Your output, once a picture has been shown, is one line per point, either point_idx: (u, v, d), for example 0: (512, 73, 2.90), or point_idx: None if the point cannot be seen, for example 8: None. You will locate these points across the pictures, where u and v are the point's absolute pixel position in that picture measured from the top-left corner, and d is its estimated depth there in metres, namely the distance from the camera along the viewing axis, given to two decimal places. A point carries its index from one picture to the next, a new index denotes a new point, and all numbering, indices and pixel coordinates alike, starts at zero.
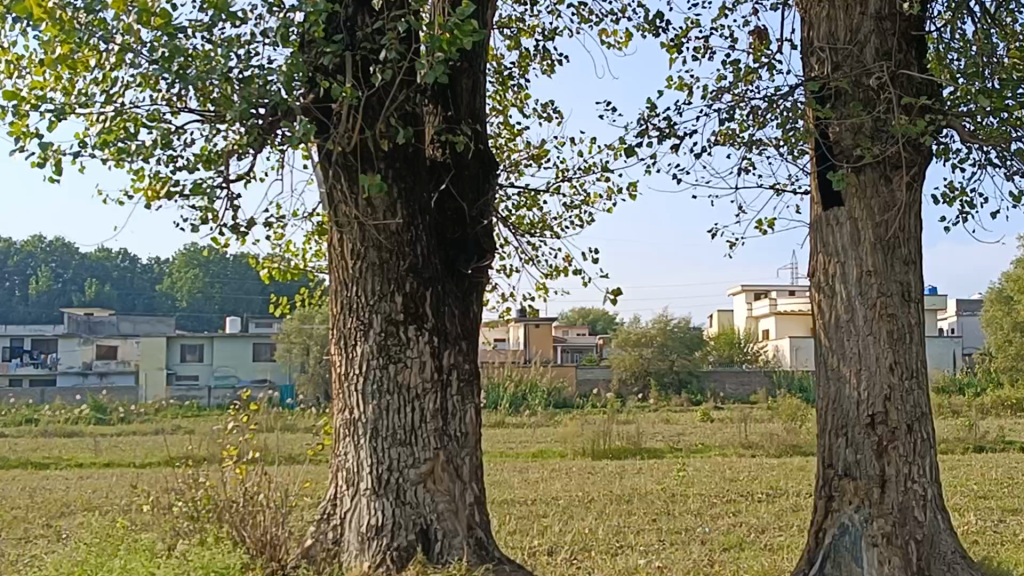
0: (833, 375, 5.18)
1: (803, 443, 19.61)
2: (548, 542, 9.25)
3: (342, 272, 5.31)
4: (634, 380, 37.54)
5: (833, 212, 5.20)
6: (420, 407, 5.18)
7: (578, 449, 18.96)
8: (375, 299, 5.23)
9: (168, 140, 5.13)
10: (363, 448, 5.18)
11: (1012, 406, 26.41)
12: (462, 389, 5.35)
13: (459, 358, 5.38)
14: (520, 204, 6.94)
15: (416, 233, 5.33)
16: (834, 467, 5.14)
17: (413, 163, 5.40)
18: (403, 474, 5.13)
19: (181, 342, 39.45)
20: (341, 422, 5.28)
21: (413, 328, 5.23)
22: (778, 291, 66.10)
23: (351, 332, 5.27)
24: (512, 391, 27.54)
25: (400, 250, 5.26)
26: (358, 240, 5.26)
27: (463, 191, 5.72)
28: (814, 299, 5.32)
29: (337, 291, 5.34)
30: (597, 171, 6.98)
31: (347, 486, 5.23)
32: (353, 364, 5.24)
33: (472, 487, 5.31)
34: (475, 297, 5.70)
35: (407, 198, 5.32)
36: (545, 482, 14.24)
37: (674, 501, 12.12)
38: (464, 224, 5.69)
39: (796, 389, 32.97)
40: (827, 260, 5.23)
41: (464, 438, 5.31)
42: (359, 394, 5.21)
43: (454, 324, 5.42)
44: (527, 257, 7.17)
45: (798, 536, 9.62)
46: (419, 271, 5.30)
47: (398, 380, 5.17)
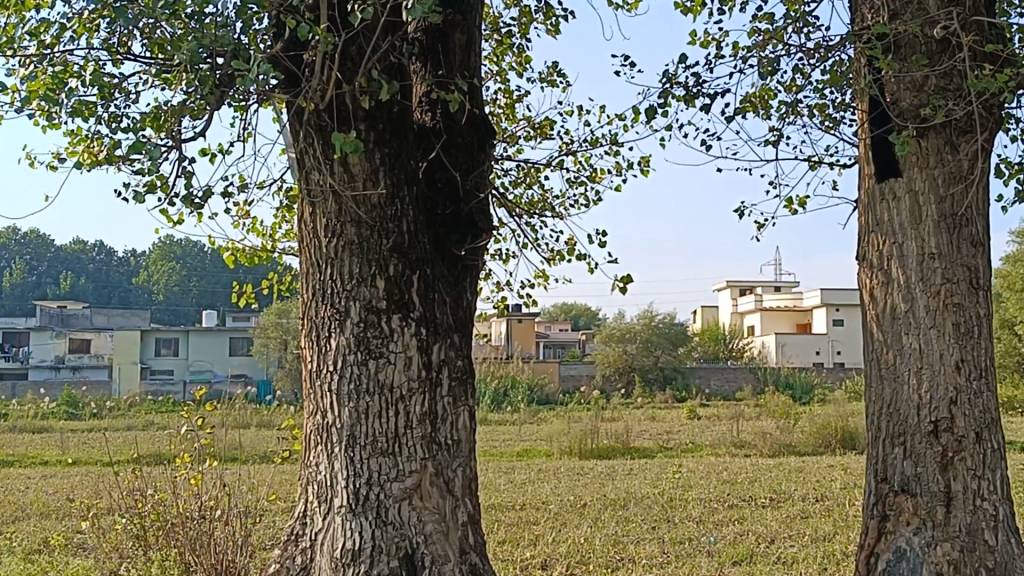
0: (889, 375, 4.44)
1: (798, 443, 18.91)
2: (542, 554, 8.49)
3: (314, 251, 4.54)
4: (618, 376, 36.84)
5: (888, 185, 4.47)
6: (405, 411, 4.40)
7: (564, 449, 18.19)
8: (353, 283, 4.44)
9: (109, 95, 4.36)
10: (339, 459, 4.41)
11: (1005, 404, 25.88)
12: (455, 390, 4.59)
13: (451, 353, 4.61)
14: (518, 179, 6.18)
15: (402, 207, 4.56)
16: (890, 483, 4.41)
17: (398, 124, 4.62)
18: (384, 490, 4.36)
19: (156, 335, 38.54)
20: (312, 427, 4.52)
21: (397, 317, 4.45)
22: (760, 287, 65.49)
23: (324, 323, 4.50)
24: (494, 388, 26.76)
25: (383, 227, 4.48)
26: (333, 214, 4.48)
27: (455, 159, 4.97)
28: (864, 285, 4.58)
29: (309, 274, 4.57)
30: (605, 143, 6.24)
31: (320, 502, 4.46)
32: (327, 359, 4.47)
33: (464, 504, 4.56)
34: (469, 283, 4.94)
35: (391, 165, 4.54)
36: (533, 484, 13.47)
37: (672, 505, 11.40)
38: (457, 198, 4.93)
39: (783, 386, 32.32)
40: (881, 240, 4.49)
41: (456, 447, 4.56)
42: (334, 395, 4.44)
43: (445, 313, 4.65)
44: (525, 241, 6.41)
45: (812, 547, 8.91)
46: (405, 251, 4.51)
47: (378, 380, 4.39)
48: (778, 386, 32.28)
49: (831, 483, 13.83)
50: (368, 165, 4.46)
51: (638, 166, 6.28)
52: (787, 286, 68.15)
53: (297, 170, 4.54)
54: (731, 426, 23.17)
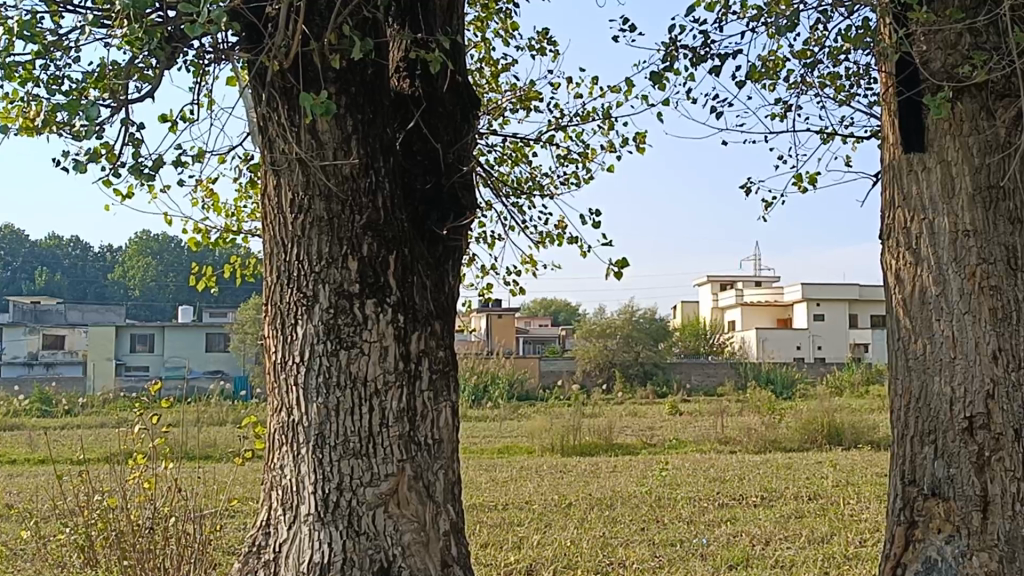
0: (918, 367, 4.00)
1: (783, 438, 18.50)
2: (527, 558, 8.04)
3: (279, 229, 4.06)
4: (598, 372, 36.45)
5: (916, 157, 4.03)
6: (380, 407, 3.94)
7: (546, 445, 17.74)
8: (322, 264, 3.97)
9: (47, 53, 3.87)
10: (305, 461, 3.94)
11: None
12: (436, 383, 4.13)
13: (432, 343, 4.15)
14: (504, 156, 5.75)
15: (377, 179, 4.09)
16: (918, 486, 3.97)
17: (373, 89, 4.17)
18: (357, 495, 3.89)
19: (131, 332, 37.93)
20: (277, 426, 4.05)
21: (372, 303, 3.98)
22: (741, 282, 65.25)
23: (290, 308, 4.03)
24: (474, 384, 26.30)
25: (356, 201, 4.01)
26: (299, 186, 4.00)
27: (436, 130, 4.53)
28: (889, 267, 4.15)
29: (273, 254, 4.10)
30: (598, 118, 5.81)
31: (286, 509, 3.99)
32: (293, 349, 4.00)
33: (447, 510, 4.11)
34: (452, 266, 4.50)
35: (366, 133, 4.08)
36: (515, 482, 13.00)
37: (660, 505, 10.97)
38: (439, 172, 4.48)
39: (764, 381, 31.95)
40: (909, 218, 4.05)
41: (437, 448, 4.10)
42: (301, 389, 3.97)
43: (425, 298, 4.18)
44: (512, 224, 5.97)
45: (811, 548, 8.47)
46: (380, 228, 4.05)
47: (350, 372, 3.93)
48: (759, 381, 31.90)
49: (822, 480, 13.41)
50: (339, 132, 3.99)
51: (633, 142, 5.86)
52: (767, 281, 67.89)
53: (260, 139, 4.07)
54: (714, 421, 22.77)
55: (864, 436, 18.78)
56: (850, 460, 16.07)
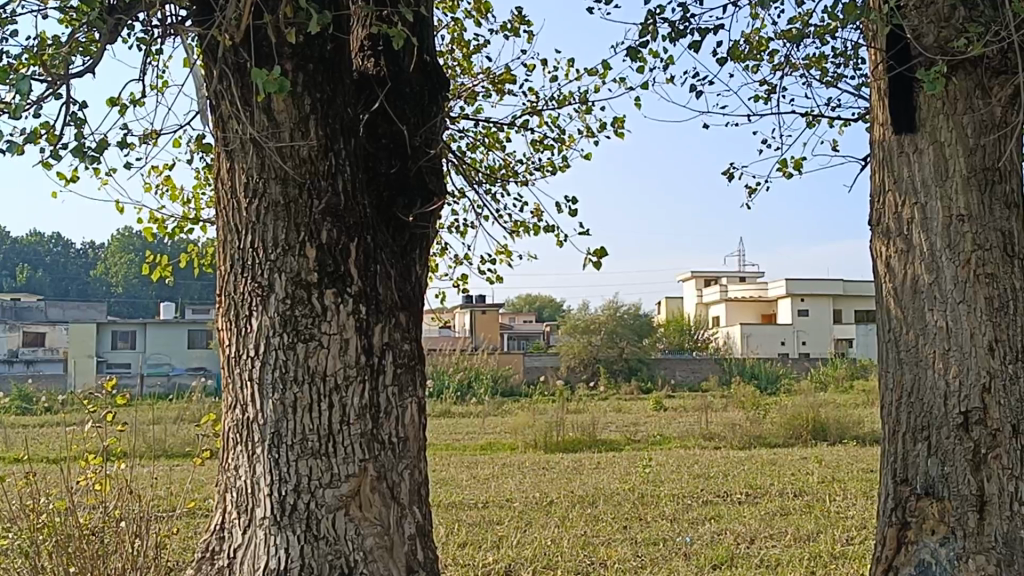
0: (910, 358, 3.79)
1: (767, 434, 18.31)
2: (506, 558, 7.81)
3: (234, 215, 3.82)
4: (583, 367, 36.29)
5: (907, 137, 3.81)
6: (340, 403, 3.70)
7: (529, 442, 17.54)
8: (279, 252, 3.73)
9: None
10: (260, 461, 3.70)
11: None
12: (401, 378, 3.89)
13: (396, 335, 3.91)
14: (477, 141, 5.53)
15: (337, 162, 3.85)
16: (911, 485, 3.76)
17: (332, 66, 3.93)
18: (316, 498, 3.65)
19: (113, 328, 37.64)
20: (231, 424, 3.81)
21: (331, 293, 3.74)
22: (726, 278, 65.17)
23: (245, 299, 3.78)
24: (458, 380, 26.10)
25: (314, 185, 3.77)
26: (254, 169, 3.77)
27: (402, 112, 4.30)
28: (879, 254, 3.93)
29: (228, 241, 3.86)
30: (574, 102, 5.60)
31: (241, 513, 3.75)
32: (248, 342, 3.76)
33: (412, 513, 3.88)
34: (419, 254, 4.27)
35: (325, 112, 3.84)
36: (496, 480, 12.79)
37: (643, 502, 10.75)
38: (405, 156, 4.26)
39: (748, 376, 31.80)
40: (900, 201, 3.83)
41: (402, 446, 3.86)
42: (256, 385, 3.73)
43: (390, 288, 3.94)
44: (486, 213, 5.76)
45: (797, 546, 8.27)
46: (340, 214, 3.80)
47: (307, 366, 3.69)
48: (743, 376, 31.74)
49: (807, 477, 13.21)
50: (296, 112, 3.75)
51: (612, 127, 5.64)
52: (752, 277, 67.79)
53: (213, 119, 3.83)
54: (699, 417, 22.58)
55: (850, 431, 18.60)
56: (836, 456, 15.88)
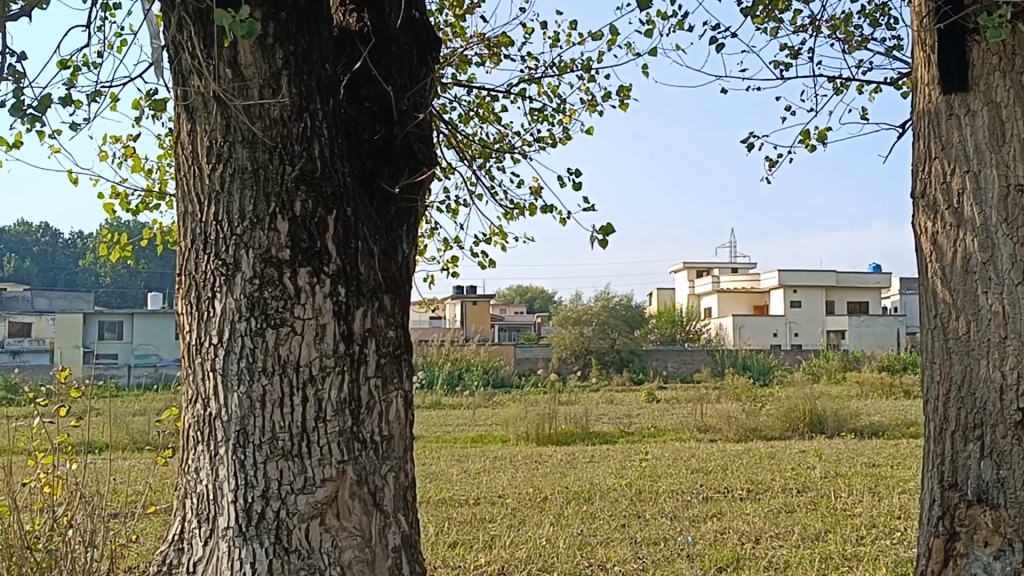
0: (960, 347, 3.35)
1: (763, 427, 17.91)
2: (498, 560, 7.36)
3: (195, 183, 3.37)
4: (574, 359, 35.81)
5: (959, 95, 3.38)
6: (316, 398, 3.25)
7: (521, 434, 17.11)
8: (246, 225, 3.28)
9: None
10: (224, 463, 3.25)
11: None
12: (384, 369, 3.44)
13: (380, 321, 3.46)
14: (471, 111, 5.11)
15: (313, 124, 3.40)
16: (961, 491, 3.33)
17: (307, 16, 3.48)
18: (287, 506, 3.21)
19: (99, 318, 37.17)
20: (191, 421, 3.36)
21: (306, 272, 3.28)
22: (718, 270, 64.83)
23: (208, 279, 3.33)
24: (448, 371, 25.65)
25: (286, 149, 3.31)
26: (218, 132, 3.31)
27: (387, 72, 3.85)
28: (923, 230, 3.50)
29: (188, 214, 3.40)
30: (577, 69, 5.17)
31: (202, 522, 3.30)
32: (211, 328, 3.31)
33: (397, 521, 3.44)
34: (407, 231, 3.82)
35: (300, 68, 3.39)
36: (488, 474, 12.33)
37: (642, 499, 10.29)
38: (391, 121, 3.81)
39: (741, 367, 31.40)
40: (949, 169, 3.40)
41: (386, 446, 3.42)
42: (219, 377, 3.28)
43: (372, 268, 3.49)
44: (479, 190, 5.34)
45: (806, 547, 7.84)
46: (316, 182, 3.35)
47: (278, 356, 3.24)
48: (735, 367, 31.33)
49: (808, 471, 12.79)
50: (266, 67, 3.29)
51: (617, 97, 5.20)
52: (743, 269, 67.37)
53: (174, 75, 3.38)
54: (693, 409, 22.16)
55: (847, 423, 18.20)
56: (835, 449, 15.46)
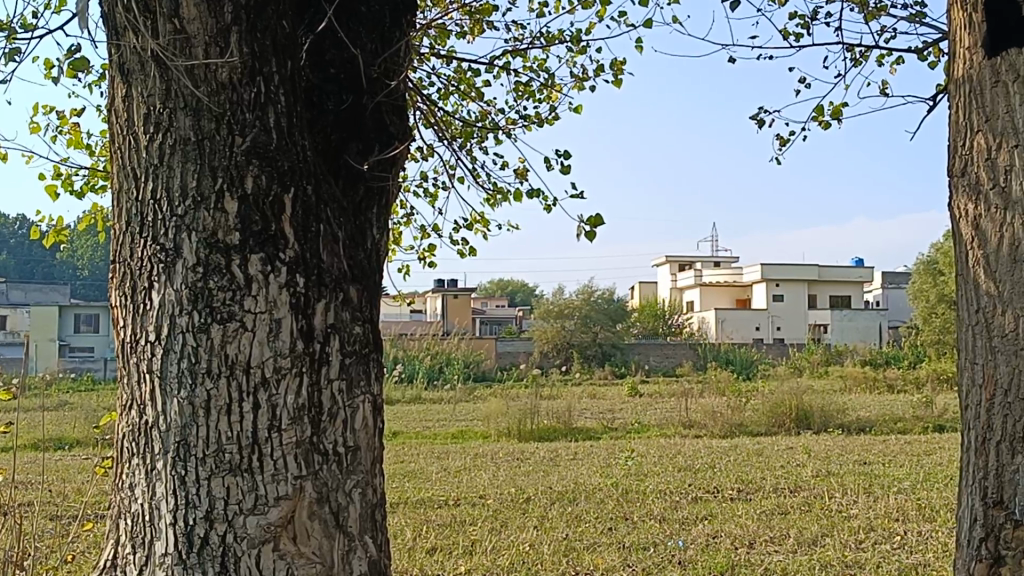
0: (1008, 347, 2.92)
1: (749, 422, 17.53)
2: (479, 568, 6.92)
3: (131, 156, 2.93)
4: (556, 353, 35.34)
5: (1007, 57, 2.96)
6: (269, 404, 2.82)
7: (502, 430, 16.68)
8: (188, 203, 2.83)
9: None
10: (164, 479, 2.82)
11: (950, 380, 24.71)
12: (350, 371, 3.01)
13: (345, 315, 3.02)
14: (451, 85, 4.69)
15: (268, 89, 2.95)
16: (1007, 509, 2.90)
17: None
18: (234, 529, 2.77)
19: (76, 311, 36.55)
20: (126, 431, 2.93)
21: (258, 259, 2.83)
22: (700, 263, 64.57)
23: (144, 267, 2.89)
24: (429, 365, 25.23)
25: (236, 116, 2.87)
26: (158, 97, 2.87)
27: (356, 34, 3.42)
28: (963, 214, 3.09)
29: (124, 192, 2.96)
30: (566, 40, 4.76)
31: (137, 547, 2.87)
32: (148, 323, 2.87)
33: (362, 542, 3.01)
34: (377, 213, 3.39)
35: (253, 26, 2.94)
36: (468, 473, 11.89)
37: (630, 500, 9.88)
38: (359, 89, 3.37)
39: (724, 361, 31.06)
40: (994, 144, 2.97)
41: (352, 459, 3.00)
42: (157, 380, 2.84)
43: (336, 255, 3.05)
44: (459, 173, 4.90)
45: (803, 553, 7.43)
46: (271, 155, 2.91)
47: (225, 355, 2.80)
48: (718, 361, 30.96)
49: (798, 469, 12.41)
50: (213, 22, 2.85)
51: (610, 71, 4.80)
52: (725, 263, 67.06)
53: (108, 31, 2.94)
54: (676, 403, 21.74)
55: (834, 419, 17.84)
56: (823, 446, 15.08)
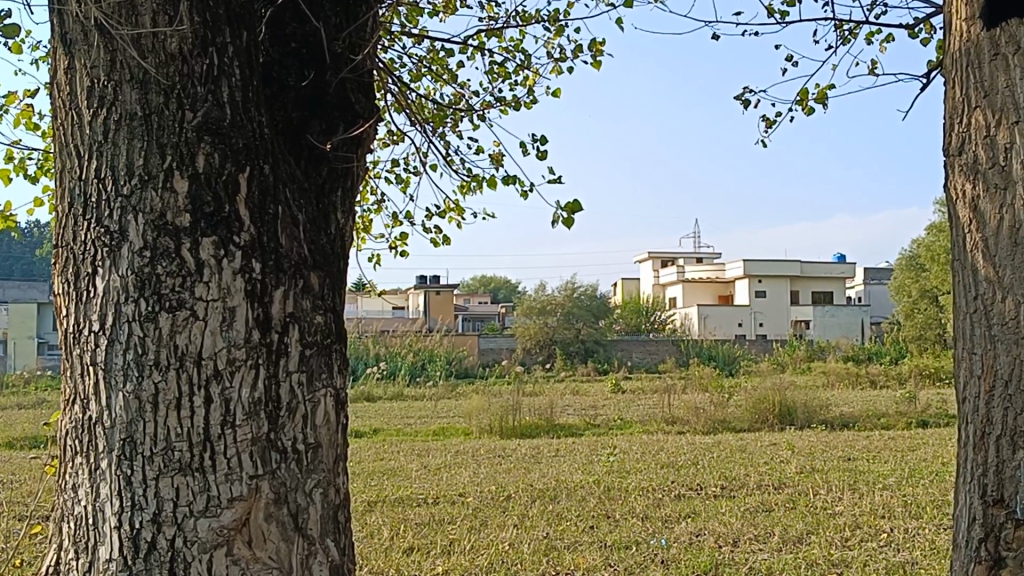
0: (1008, 336, 2.75)
1: (732, 418, 17.40)
2: (457, 569, 6.73)
3: (74, 132, 2.73)
4: (539, 349, 35.19)
5: (1006, 28, 2.79)
6: (222, 398, 2.63)
7: (484, 426, 16.50)
8: (135, 182, 2.63)
9: None
10: (108, 479, 2.63)
11: (932, 375, 24.64)
12: (311, 363, 2.82)
13: (305, 303, 2.83)
14: (423, 67, 4.51)
15: (221, 62, 2.76)
16: (1008, 508, 2.73)
17: None
18: (184, 533, 2.58)
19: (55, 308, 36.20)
20: (69, 429, 2.73)
21: (210, 242, 2.64)
22: (683, 259, 64.51)
23: (88, 251, 2.69)
24: (411, 361, 25.03)
25: (186, 89, 2.67)
26: (102, 69, 2.67)
27: (318, 7, 3.23)
28: (961, 195, 2.92)
29: (67, 171, 2.76)
30: (543, 21, 4.58)
31: (80, 552, 2.68)
32: (92, 312, 2.67)
33: (322, 545, 2.83)
34: (342, 196, 3.20)
35: None
36: (449, 471, 11.72)
37: (611, 497, 9.71)
38: (322, 65, 3.18)
39: (706, 357, 30.94)
40: (994, 121, 2.80)
41: (312, 457, 2.81)
42: (102, 373, 2.64)
43: (296, 239, 2.86)
44: (431, 158, 4.72)
45: (788, 551, 7.27)
46: (224, 132, 2.72)
47: (175, 346, 2.60)
48: (701, 357, 30.84)
49: (782, 465, 12.26)
50: None
51: (589, 52, 4.63)
52: (707, 259, 66.99)
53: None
54: (659, 400, 21.59)
55: (817, 415, 17.71)
56: (807, 442, 14.95)
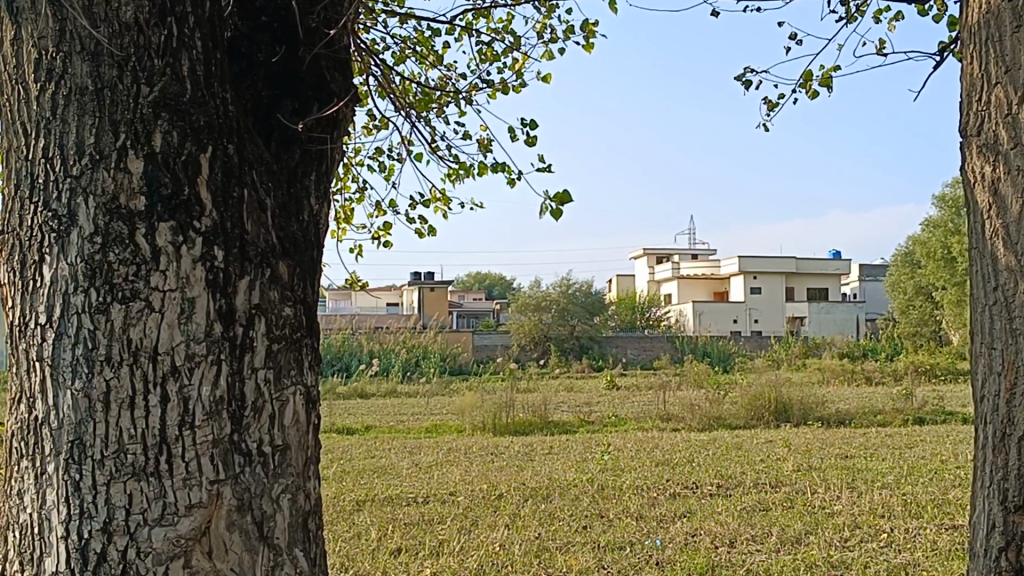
0: None
1: (728, 415, 17.19)
2: (445, 570, 6.53)
3: (21, 107, 2.51)
4: (533, 346, 34.96)
5: None
6: (180, 397, 2.42)
7: (477, 424, 16.27)
8: (85, 162, 2.42)
9: None
10: (56, 484, 2.42)
11: (928, 372, 24.46)
12: (278, 359, 2.63)
13: (272, 294, 2.63)
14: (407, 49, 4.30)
15: (182, 32, 2.55)
16: None
17: None
18: (138, 544, 2.38)
19: None
20: (14, 428, 2.52)
21: (168, 228, 2.43)
22: (678, 255, 64.31)
23: (34, 237, 2.48)
24: (405, 358, 24.80)
25: (141, 60, 2.46)
26: (50, 38, 2.46)
27: None
28: (979, 178, 2.72)
29: (13, 150, 2.55)
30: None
31: (26, 564, 2.47)
32: (38, 303, 2.46)
33: (289, 552, 2.63)
34: (315, 180, 3.00)
35: None
36: (440, 469, 11.51)
37: (604, 496, 9.51)
38: (294, 40, 2.98)
39: (701, 354, 30.73)
40: (1016, 98, 2.60)
41: (279, 460, 2.62)
42: (48, 368, 2.43)
43: (263, 225, 2.65)
44: (415, 143, 4.52)
45: (785, 552, 7.07)
46: (184, 108, 2.50)
47: (128, 340, 2.39)
48: (696, 354, 30.64)
49: (779, 463, 12.06)
50: None
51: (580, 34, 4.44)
52: (702, 255, 66.77)
53: None
54: (654, 397, 21.38)
55: (813, 412, 17.50)
56: (805, 439, 14.73)
